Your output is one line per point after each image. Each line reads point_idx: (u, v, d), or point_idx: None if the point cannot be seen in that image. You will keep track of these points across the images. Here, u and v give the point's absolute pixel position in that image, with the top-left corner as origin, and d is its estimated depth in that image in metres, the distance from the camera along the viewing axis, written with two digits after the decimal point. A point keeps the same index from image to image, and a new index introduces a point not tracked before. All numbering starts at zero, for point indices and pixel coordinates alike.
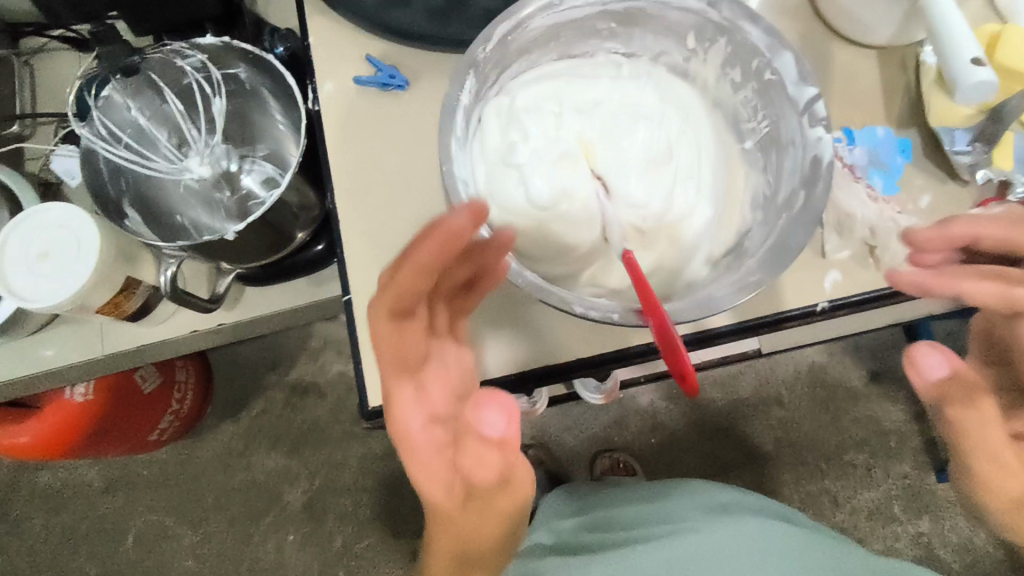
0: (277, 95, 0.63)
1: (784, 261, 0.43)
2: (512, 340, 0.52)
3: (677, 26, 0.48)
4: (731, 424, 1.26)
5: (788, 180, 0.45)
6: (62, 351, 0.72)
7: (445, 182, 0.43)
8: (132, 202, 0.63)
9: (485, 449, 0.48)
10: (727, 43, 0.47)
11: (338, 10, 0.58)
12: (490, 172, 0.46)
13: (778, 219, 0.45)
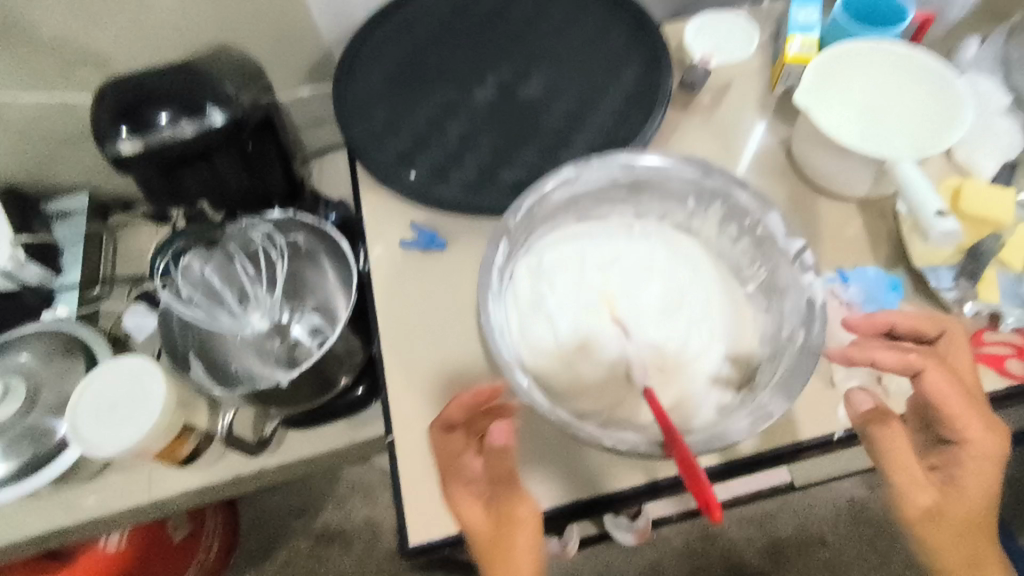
0: (331, 256, 0.72)
1: (792, 391, 0.47)
2: (547, 475, 0.55)
3: (678, 193, 0.57)
4: (775, 568, 1.19)
5: (790, 319, 0.51)
6: (109, 498, 0.75)
7: (485, 330, 0.49)
8: (197, 353, 0.70)
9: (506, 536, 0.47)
10: (720, 205, 0.55)
11: (388, 186, 0.69)
12: (523, 319, 0.53)
13: (785, 353, 0.50)
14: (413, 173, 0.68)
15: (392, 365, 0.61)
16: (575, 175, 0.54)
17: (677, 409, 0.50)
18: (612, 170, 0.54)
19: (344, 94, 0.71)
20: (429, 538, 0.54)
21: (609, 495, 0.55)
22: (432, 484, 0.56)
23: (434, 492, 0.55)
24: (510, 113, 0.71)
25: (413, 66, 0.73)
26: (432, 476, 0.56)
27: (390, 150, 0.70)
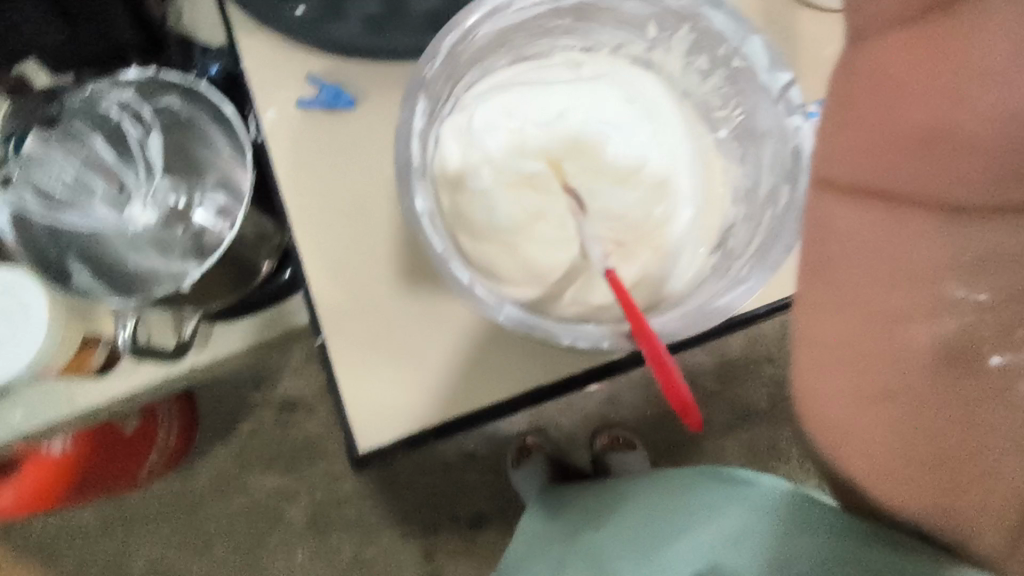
0: (216, 121, 0.59)
1: (770, 260, 0.41)
2: (499, 360, 0.52)
3: (634, 16, 0.46)
4: (723, 388, 1.27)
5: (769, 172, 0.44)
6: None
7: (409, 218, 0.41)
8: (76, 259, 0.58)
9: None
10: (687, 29, 0.45)
11: (271, 28, 0.54)
12: (454, 198, 0.44)
13: (765, 214, 0.44)
14: (299, 9, 0.54)
15: (311, 256, 0.52)
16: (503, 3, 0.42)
17: (641, 287, 0.44)
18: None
19: None
20: (377, 444, 0.51)
21: (567, 373, 0.53)
22: (375, 383, 0.51)
23: (378, 391, 0.51)
24: None
25: None
26: (374, 380, 0.51)
27: None
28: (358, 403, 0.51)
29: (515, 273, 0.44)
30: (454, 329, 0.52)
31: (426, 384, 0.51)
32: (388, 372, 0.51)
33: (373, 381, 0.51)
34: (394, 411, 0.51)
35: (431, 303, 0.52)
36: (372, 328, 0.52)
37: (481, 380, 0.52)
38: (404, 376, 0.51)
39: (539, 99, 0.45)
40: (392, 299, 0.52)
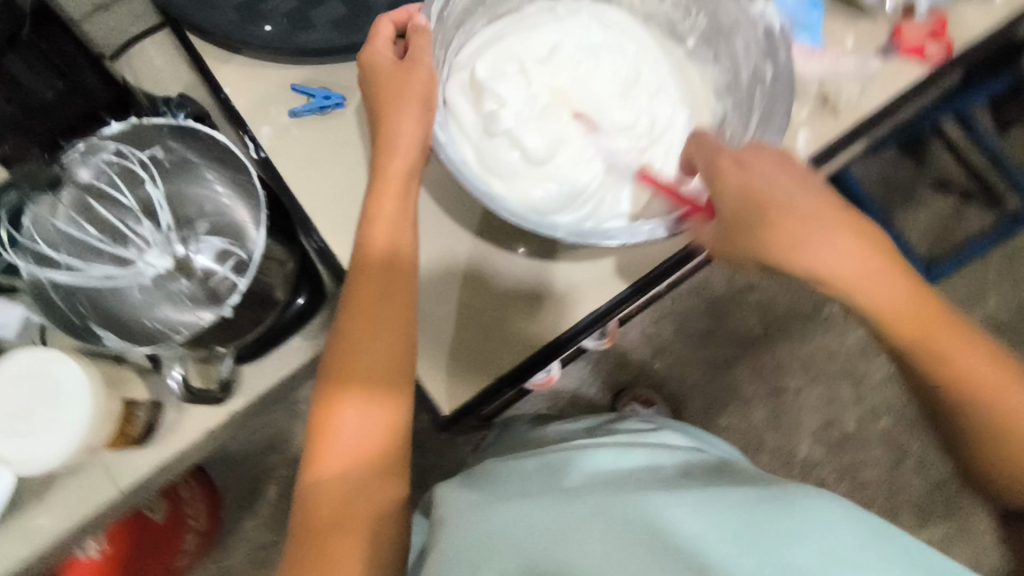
0: (216, 163, 0.60)
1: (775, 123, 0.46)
2: (553, 298, 0.58)
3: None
4: (718, 324, 1.32)
5: (748, 57, 0.50)
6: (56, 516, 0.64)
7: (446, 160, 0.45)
8: (100, 321, 0.58)
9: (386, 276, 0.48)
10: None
11: (242, 50, 0.57)
12: (477, 146, 0.49)
13: (755, 95, 0.49)
14: (266, 25, 0.56)
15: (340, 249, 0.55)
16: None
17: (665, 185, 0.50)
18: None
19: None
20: (461, 404, 0.55)
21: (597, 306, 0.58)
22: (442, 352, 0.56)
23: (445, 358, 0.56)
24: None
25: None
26: (441, 347, 0.56)
27: (225, 5, 0.56)
28: (426, 370, 0.56)
29: (550, 197, 0.49)
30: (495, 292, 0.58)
31: (489, 340, 0.56)
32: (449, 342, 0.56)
33: (435, 346, 0.56)
34: (463, 368, 0.56)
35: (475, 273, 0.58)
36: (422, 308, 0.57)
37: (539, 326, 0.58)
38: (469, 337, 0.56)
39: (525, 41, 0.52)
40: (431, 283, 0.57)
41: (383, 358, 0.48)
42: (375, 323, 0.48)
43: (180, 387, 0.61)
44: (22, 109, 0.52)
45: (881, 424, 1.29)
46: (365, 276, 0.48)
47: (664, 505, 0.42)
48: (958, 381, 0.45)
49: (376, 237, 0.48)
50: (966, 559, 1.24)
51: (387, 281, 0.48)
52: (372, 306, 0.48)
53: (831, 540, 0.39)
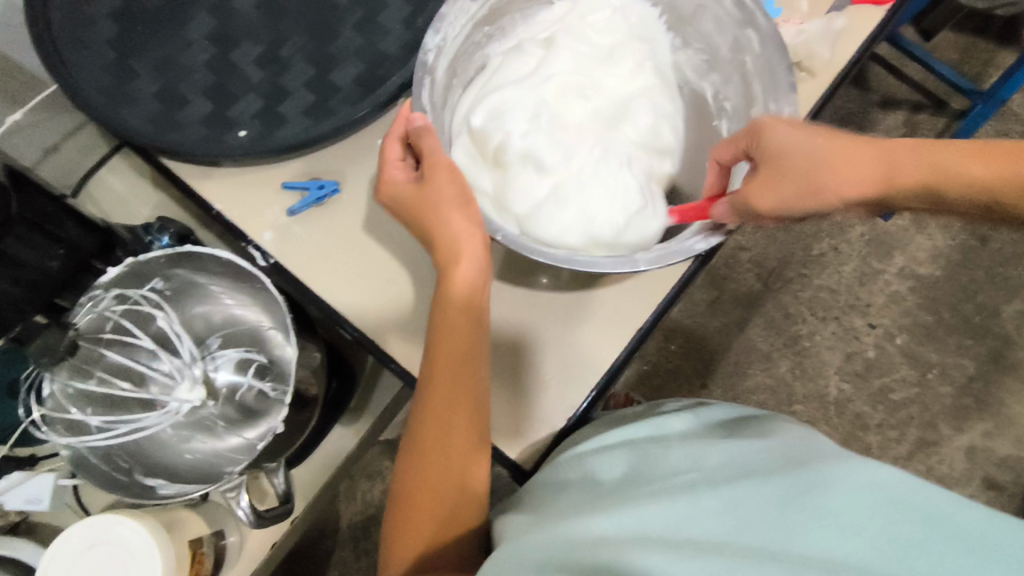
0: (224, 279, 0.59)
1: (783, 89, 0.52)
2: (594, 320, 0.58)
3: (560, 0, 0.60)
4: (720, 290, 1.29)
5: (725, 31, 0.56)
6: None
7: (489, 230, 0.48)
8: (145, 471, 0.57)
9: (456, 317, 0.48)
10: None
11: (221, 162, 0.55)
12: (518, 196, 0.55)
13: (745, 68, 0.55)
14: (240, 132, 0.55)
15: (375, 329, 0.56)
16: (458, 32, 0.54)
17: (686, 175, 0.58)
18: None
19: (80, 88, 0.54)
20: (543, 444, 0.56)
21: (637, 328, 0.58)
22: (503, 405, 0.56)
23: (508, 409, 0.56)
24: (296, 6, 0.58)
25: (138, 13, 0.57)
26: (504, 398, 0.56)
27: (192, 121, 0.55)
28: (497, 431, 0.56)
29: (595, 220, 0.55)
30: (534, 331, 0.58)
31: (544, 380, 0.57)
32: (506, 394, 0.56)
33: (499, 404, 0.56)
34: (534, 421, 0.56)
35: (511, 317, 0.58)
36: None
37: (588, 351, 0.57)
38: (527, 381, 0.57)
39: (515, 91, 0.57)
40: None
41: (459, 408, 0.48)
42: (445, 377, 0.48)
43: (250, 514, 0.58)
44: (28, 288, 0.51)
45: (899, 343, 1.27)
46: (444, 318, 0.48)
47: (659, 521, 0.39)
48: (956, 173, 0.43)
49: (469, 271, 0.49)
50: (1010, 451, 1.23)
51: (459, 332, 0.48)
52: (448, 353, 0.48)
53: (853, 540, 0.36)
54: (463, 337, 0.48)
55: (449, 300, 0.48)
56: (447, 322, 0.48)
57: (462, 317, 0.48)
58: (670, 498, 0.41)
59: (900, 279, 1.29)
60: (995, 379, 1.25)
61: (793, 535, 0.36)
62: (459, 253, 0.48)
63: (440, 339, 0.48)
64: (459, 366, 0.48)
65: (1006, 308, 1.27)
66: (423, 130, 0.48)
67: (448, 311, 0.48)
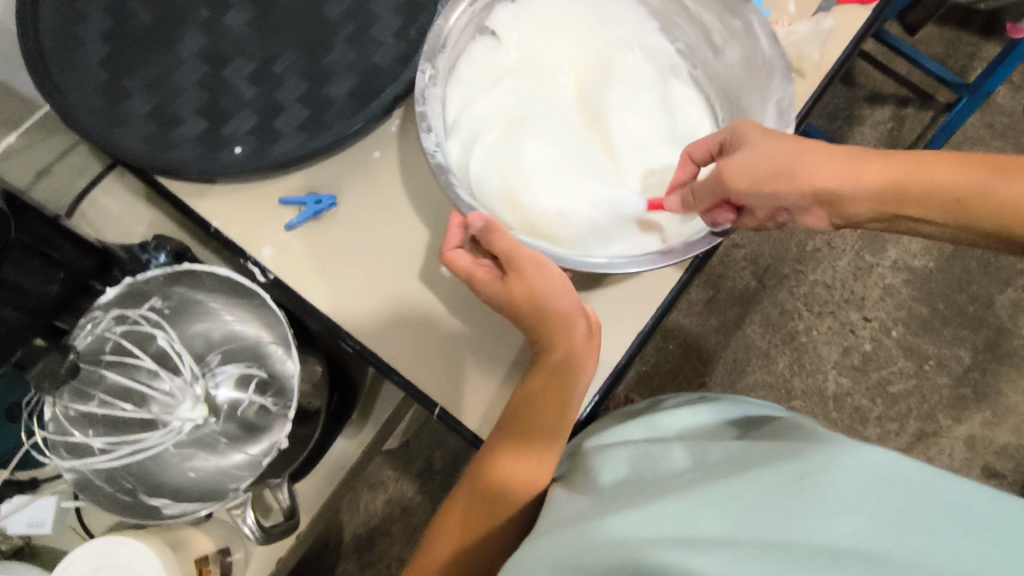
0: (224, 295, 0.59)
1: (778, 69, 0.52)
2: (594, 323, 0.58)
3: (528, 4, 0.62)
4: (716, 289, 1.30)
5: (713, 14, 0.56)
6: None
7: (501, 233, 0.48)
8: (149, 490, 0.57)
9: (564, 346, 0.49)
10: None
11: (216, 179, 0.56)
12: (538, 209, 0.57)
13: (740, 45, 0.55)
14: (236, 149, 0.55)
15: (377, 341, 0.56)
16: (444, 62, 0.55)
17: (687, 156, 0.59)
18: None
19: (73, 111, 0.54)
20: None
21: (638, 330, 0.58)
22: None
23: None
24: (288, 22, 0.58)
25: (129, 33, 0.57)
26: None
27: (186, 140, 0.55)
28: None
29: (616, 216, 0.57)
30: None
31: None
32: None
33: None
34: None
35: None
36: None
37: None
38: None
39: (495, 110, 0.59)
40: None
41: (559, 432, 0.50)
42: (547, 398, 0.50)
43: (256, 531, 0.58)
44: (28, 313, 0.52)
45: (895, 336, 1.27)
46: (553, 340, 0.49)
47: (663, 518, 0.39)
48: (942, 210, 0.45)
49: (569, 304, 0.48)
50: (1009, 440, 1.24)
51: (564, 360, 0.49)
52: (548, 377, 0.50)
53: (857, 522, 0.36)
54: (561, 366, 0.49)
55: (552, 326, 0.49)
56: (554, 348, 0.49)
57: (566, 343, 0.49)
58: (673, 496, 0.41)
59: (894, 272, 1.29)
60: (991, 368, 1.26)
61: (805, 523, 0.36)
62: (553, 284, 0.48)
63: (547, 365, 0.50)
64: (559, 389, 0.50)
65: (999, 297, 1.28)
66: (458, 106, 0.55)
67: (551, 336, 0.49)
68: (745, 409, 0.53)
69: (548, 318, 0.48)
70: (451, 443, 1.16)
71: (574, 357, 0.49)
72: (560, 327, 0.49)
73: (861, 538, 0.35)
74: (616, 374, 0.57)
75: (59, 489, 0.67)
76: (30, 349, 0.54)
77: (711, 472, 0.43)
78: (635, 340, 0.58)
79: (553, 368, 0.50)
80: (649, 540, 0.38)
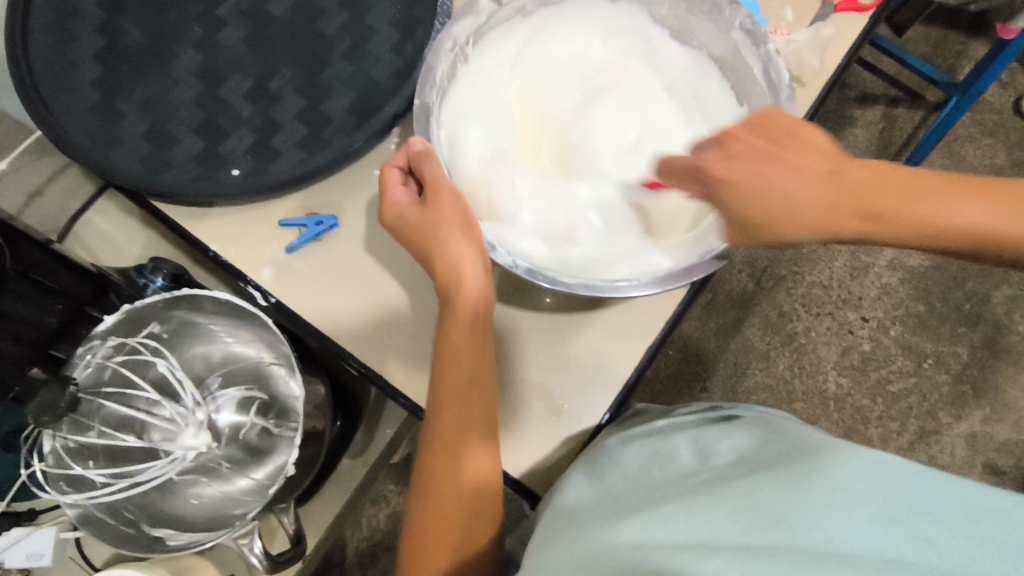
0: (225, 319, 0.58)
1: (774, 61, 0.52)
2: (602, 338, 0.57)
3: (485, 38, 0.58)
4: (714, 293, 1.29)
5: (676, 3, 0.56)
6: None
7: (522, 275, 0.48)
8: (153, 521, 0.55)
9: (461, 331, 0.49)
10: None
11: (215, 200, 0.55)
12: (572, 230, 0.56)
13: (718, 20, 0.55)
14: (233, 169, 0.55)
15: (382, 361, 0.55)
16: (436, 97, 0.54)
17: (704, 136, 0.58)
18: (448, 47, 0.53)
19: (65, 133, 0.53)
20: (558, 463, 0.56)
21: (644, 344, 0.57)
22: (516, 430, 0.55)
23: (523, 435, 0.55)
24: (284, 38, 0.58)
25: (122, 54, 0.56)
26: (517, 423, 0.56)
27: (183, 160, 0.54)
28: (517, 463, 0.55)
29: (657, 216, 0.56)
30: (542, 353, 0.57)
31: (555, 402, 0.56)
32: (519, 419, 0.56)
33: (513, 430, 0.55)
34: (549, 449, 0.55)
35: (519, 341, 0.57)
36: None
37: (599, 371, 0.57)
38: (539, 405, 0.56)
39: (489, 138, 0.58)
40: None
41: (473, 411, 0.48)
42: (467, 380, 0.48)
43: (263, 561, 0.57)
44: (28, 345, 0.52)
45: (893, 335, 1.28)
46: (454, 331, 0.49)
47: (680, 529, 0.38)
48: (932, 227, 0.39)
49: (471, 281, 0.49)
50: (1009, 436, 1.24)
51: (468, 335, 0.49)
52: (456, 363, 0.48)
53: (864, 524, 0.35)
54: (463, 343, 0.49)
55: (458, 290, 0.49)
56: (466, 329, 0.49)
57: (472, 322, 0.49)
58: (686, 501, 0.41)
59: (890, 270, 1.30)
60: (989, 365, 1.26)
61: (819, 522, 0.35)
62: (458, 260, 0.49)
63: (453, 343, 0.49)
64: (463, 335, 0.49)
65: (996, 294, 1.28)
66: (424, 155, 0.49)
67: (465, 328, 0.49)
68: (755, 414, 0.53)
69: (461, 313, 0.49)
70: None
71: (474, 338, 0.49)
72: (469, 314, 0.49)
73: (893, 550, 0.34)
74: (626, 390, 0.56)
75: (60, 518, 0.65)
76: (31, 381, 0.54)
77: (721, 475, 0.43)
78: (647, 353, 0.57)
79: (465, 325, 0.49)
80: (656, 548, 0.37)
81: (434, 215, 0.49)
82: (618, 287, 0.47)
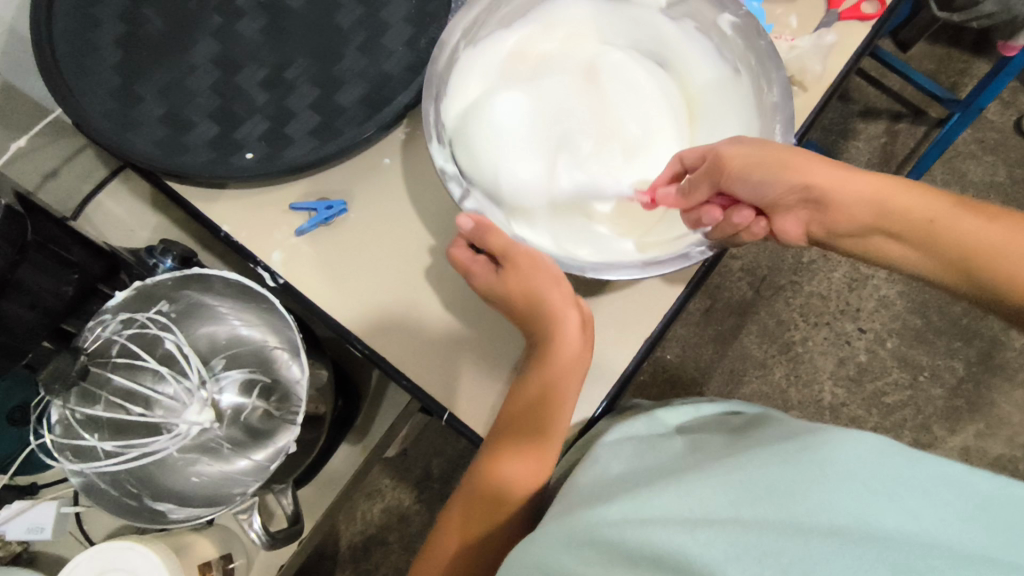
0: (234, 299, 0.59)
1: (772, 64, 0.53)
2: (600, 331, 0.58)
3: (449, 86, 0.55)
4: (714, 299, 1.31)
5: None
6: None
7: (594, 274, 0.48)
8: (154, 495, 0.56)
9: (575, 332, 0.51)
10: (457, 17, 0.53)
11: (227, 184, 0.56)
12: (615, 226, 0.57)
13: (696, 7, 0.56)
14: (246, 154, 0.56)
15: (383, 345, 0.56)
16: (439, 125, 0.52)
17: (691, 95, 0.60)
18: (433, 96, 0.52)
19: (85, 114, 0.55)
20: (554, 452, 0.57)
21: (642, 339, 0.58)
22: None
23: None
24: (300, 29, 0.59)
25: (143, 39, 0.57)
26: None
27: (198, 144, 0.56)
28: None
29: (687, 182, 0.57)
30: None
31: None
32: None
33: None
34: None
35: None
36: None
37: (596, 360, 0.58)
38: None
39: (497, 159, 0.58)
40: None
41: (563, 405, 0.51)
42: (562, 411, 0.51)
43: (262, 536, 0.58)
44: (43, 313, 0.53)
45: (890, 347, 1.29)
46: (561, 376, 0.50)
47: (665, 502, 0.39)
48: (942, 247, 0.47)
49: (570, 317, 0.51)
50: (1002, 451, 1.25)
51: (571, 379, 0.51)
52: (562, 376, 0.50)
53: (846, 501, 0.36)
54: (549, 366, 0.51)
55: (552, 309, 0.51)
56: (565, 365, 0.51)
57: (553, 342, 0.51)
58: (687, 476, 0.41)
59: (888, 283, 1.31)
60: (984, 380, 1.27)
61: (804, 499, 0.36)
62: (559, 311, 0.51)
63: (554, 369, 0.50)
64: (565, 347, 0.51)
65: None
66: (477, 232, 0.50)
67: (558, 350, 0.51)
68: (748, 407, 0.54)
69: (552, 335, 0.51)
70: (450, 454, 1.15)
71: (554, 362, 0.51)
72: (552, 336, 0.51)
73: (883, 525, 0.35)
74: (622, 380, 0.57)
75: (59, 494, 0.66)
76: (40, 354, 0.55)
77: (716, 456, 0.43)
78: (644, 343, 0.58)
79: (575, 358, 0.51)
80: (639, 523, 0.38)
81: (526, 258, 0.50)
82: (696, 254, 0.49)
